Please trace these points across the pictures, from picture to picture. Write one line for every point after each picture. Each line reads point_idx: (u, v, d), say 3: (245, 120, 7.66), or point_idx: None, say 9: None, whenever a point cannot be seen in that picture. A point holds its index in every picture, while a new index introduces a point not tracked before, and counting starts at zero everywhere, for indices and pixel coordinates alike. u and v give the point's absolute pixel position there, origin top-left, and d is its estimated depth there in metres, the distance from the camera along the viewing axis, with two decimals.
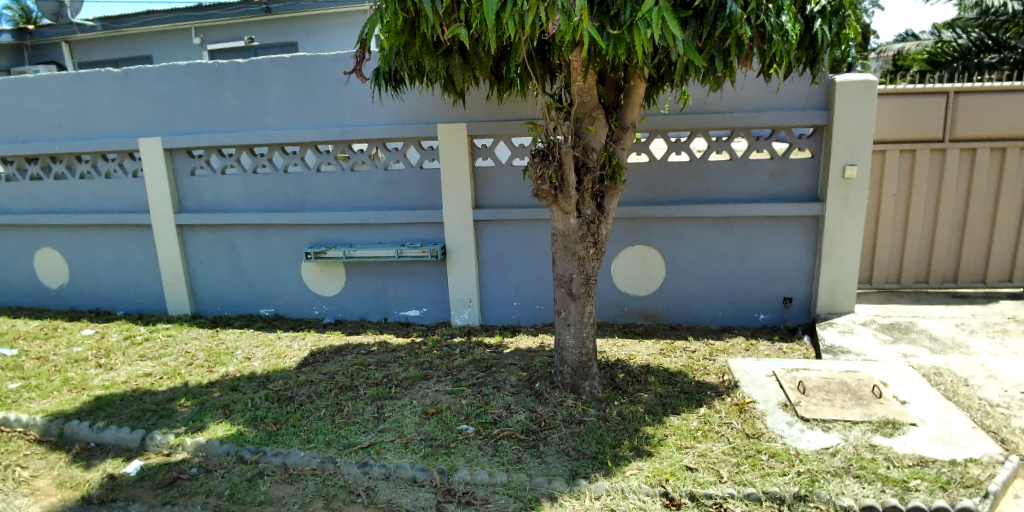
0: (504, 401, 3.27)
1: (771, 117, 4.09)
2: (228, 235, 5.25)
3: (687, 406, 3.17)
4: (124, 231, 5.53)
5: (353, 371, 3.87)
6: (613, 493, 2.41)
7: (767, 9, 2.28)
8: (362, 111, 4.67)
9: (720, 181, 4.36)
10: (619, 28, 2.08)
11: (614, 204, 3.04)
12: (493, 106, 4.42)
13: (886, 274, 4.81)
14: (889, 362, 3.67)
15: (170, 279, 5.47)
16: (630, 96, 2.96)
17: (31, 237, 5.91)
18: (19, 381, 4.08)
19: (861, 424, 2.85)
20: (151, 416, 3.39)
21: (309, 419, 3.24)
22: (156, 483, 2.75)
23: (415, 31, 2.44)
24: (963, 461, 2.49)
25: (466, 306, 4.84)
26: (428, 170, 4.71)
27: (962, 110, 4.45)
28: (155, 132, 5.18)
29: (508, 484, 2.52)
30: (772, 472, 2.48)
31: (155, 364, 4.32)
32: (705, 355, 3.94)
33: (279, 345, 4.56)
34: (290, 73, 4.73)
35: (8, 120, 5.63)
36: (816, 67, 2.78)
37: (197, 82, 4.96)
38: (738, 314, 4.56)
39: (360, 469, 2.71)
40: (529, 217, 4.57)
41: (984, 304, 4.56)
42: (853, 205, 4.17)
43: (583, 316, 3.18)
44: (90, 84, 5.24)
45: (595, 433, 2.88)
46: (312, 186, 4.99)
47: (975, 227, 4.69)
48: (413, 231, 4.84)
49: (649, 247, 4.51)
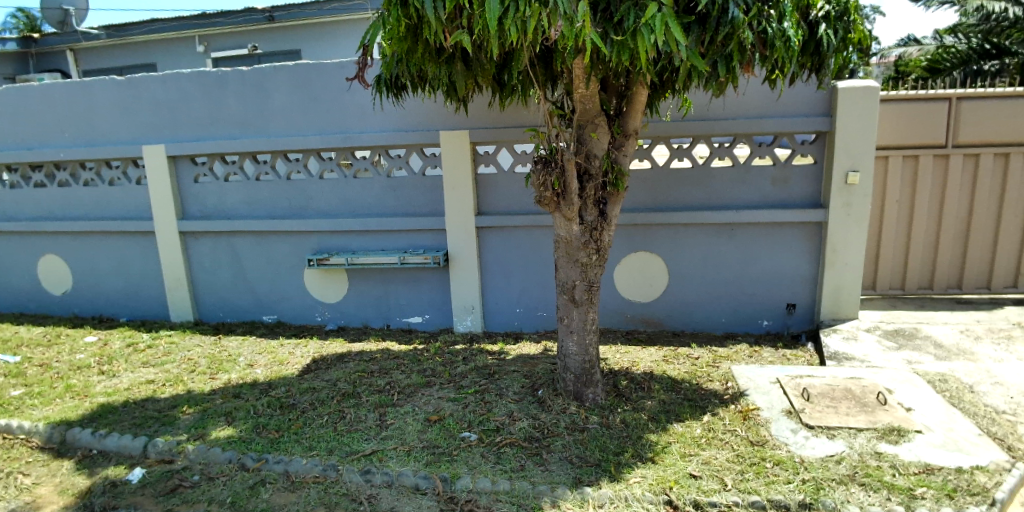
0: (506, 409, 3.26)
1: (773, 123, 4.10)
2: (230, 242, 5.26)
3: (690, 413, 3.16)
4: (127, 236, 5.54)
5: (355, 378, 3.87)
6: (617, 501, 2.40)
7: (769, 16, 2.29)
8: (365, 118, 4.69)
9: (723, 188, 4.36)
10: (622, 35, 2.08)
11: (617, 211, 3.02)
12: (495, 113, 4.44)
13: (889, 280, 4.80)
14: (894, 368, 3.65)
15: (173, 285, 5.47)
16: (633, 103, 2.94)
17: (34, 243, 5.93)
18: (21, 388, 4.08)
19: (866, 432, 2.83)
20: (153, 423, 3.38)
21: (311, 426, 3.23)
22: (159, 491, 2.75)
23: (418, 38, 2.44)
24: (970, 469, 2.47)
25: (469, 313, 4.83)
26: (430, 178, 4.72)
27: (964, 116, 4.45)
28: (159, 139, 5.20)
29: (512, 492, 2.51)
30: (777, 480, 2.47)
31: (158, 371, 4.31)
32: (709, 362, 3.93)
33: (282, 352, 4.56)
34: (293, 80, 4.75)
35: (13, 127, 5.66)
36: (820, 73, 2.79)
37: (200, 88, 4.99)
38: (742, 321, 4.55)
39: (362, 477, 2.70)
40: (532, 223, 4.57)
41: (988, 310, 4.53)
42: (855, 212, 4.17)
43: (586, 324, 3.17)
44: (95, 90, 5.26)
45: (598, 441, 2.86)
46: (314, 193, 5.00)
47: (979, 232, 4.68)
48: (415, 238, 4.84)
49: (652, 254, 4.51)
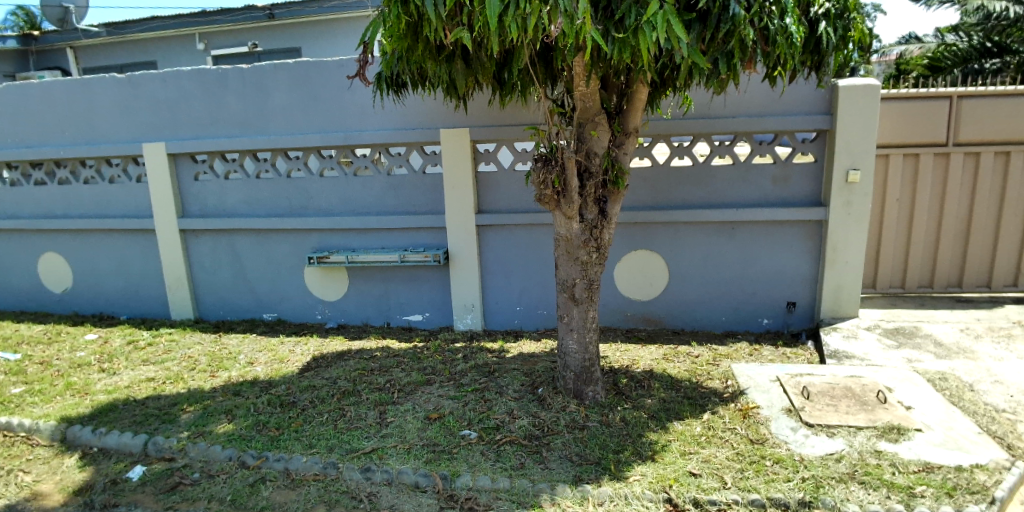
0: (506, 407, 3.26)
1: (773, 122, 4.10)
2: (231, 240, 5.26)
3: (690, 411, 3.16)
4: (127, 235, 5.54)
5: (356, 376, 3.87)
6: (616, 498, 2.41)
7: (771, 12, 2.28)
8: (365, 116, 4.69)
9: (723, 187, 4.36)
10: (624, 32, 2.08)
11: (617, 209, 3.02)
12: (496, 112, 4.44)
13: (890, 278, 4.80)
14: (894, 367, 3.65)
15: (173, 283, 5.48)
16: (633, 101, 2.94)
17: (34, 242, 5.93)
18: (22, 386, 4.09)
19: (866, 430, 2.83)
20: (154, 421, 3.39)
21: (311, 424, 3.23)
22: (159, 488, 2.75)
23: (418, 35, 2.44)
24: (969, 467, 2.47)
25: (469, 311, 4.83)
26: (431, 176, 4.72)
27: (965, 115, 4.45)
28: (159, 137, 5.20)
29: (512, 490, 2.51)
30: (776, 478, 2.47)
31: (158, 369, 4.32)
32: (708, 360, 3.93)
33: (283, 350, 4.57)
34: (294, 78, 4.75)
35: (13, 125, 5.66)
36: (821, 71, 2.79)
37: (201, 87, 4.98)
38: (742, 320, 4.55)
39: (362, 475, 2.70)
40: (532, 222, 4.57)
41: (989, 309, 4.53)
42: (856, 210, 4.16)
43: (586, 322, 3.17)
44: (95, 88, 5.26)
45: (598, 439, 2.86)
46: (314, 191, 5.00)
47: (979, 230, 4.68)
48: (415, 236, 4.84)
49: (652, 252, 4.50)
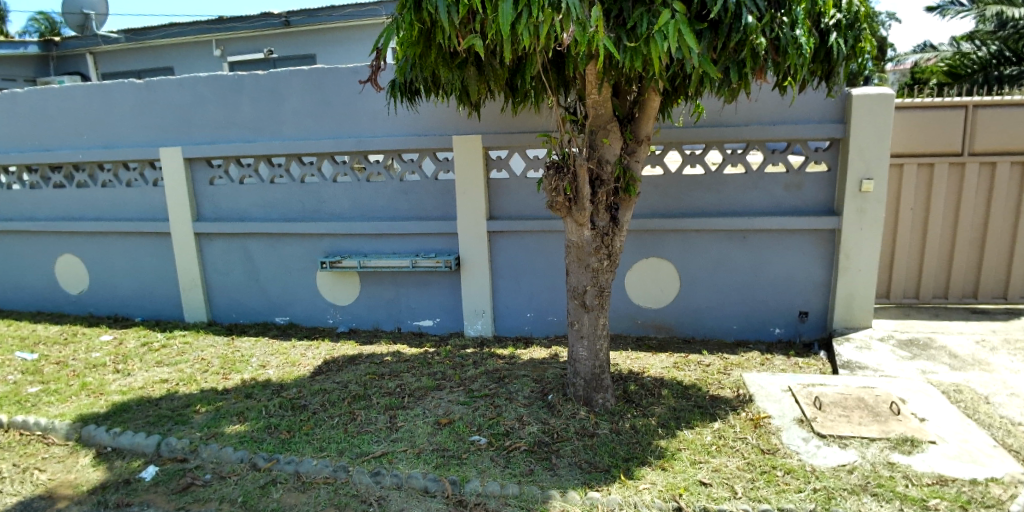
0: (515, 413, 3.26)
1: (785, 129, 4.09)
2: (245, 244, 5.33)
3: (700, 420, 3.14)
4: (142, 237, 5.62)
5: (366, 380, 3.90)
6: (625, 506, 2.40)
7: (782, 23, 2.30)
8: (377, 121, 4.73)
9: (735, 194, 4.34)
10: (636, 41, 2.08)
11: (628, 216, 3.03)
12: (507, 118, 4.46)
13: (903, 288, 4.77)
14: (907, 378, 3.61)
15: (187, 286, 5.55)
16: (645, 109, 2.95)
17: (52, 244, 6.03)
18: (39, 385, 4.16)
19: (879, 441, 2.80)
20: (167, 422, 3.44)
21: (322, 427, 3.26)
22: (171, 488, 2.78)
23: (430, 42, 2.49)
24: (984, 480, 2.44)
25: (479, 317, 4.85)
26: (443, 182, 4.74)
27: (982, 124, 4.41)
28: (177, 141, 5.28)
29: (520, 497, 2.51)
30: (787, 489, 2.46)
31: (172, 370, 4.37)
32: (719, 369, 3.91)
33: (294, 353, 4.61)
34: (307, 82, 4.81)
35: (33, 128, 5.76)
36: (832, 80, 2.78)
37: (217, 92, 5.06)
38: (753, 328, 4.52)
39: (372, 478, 2.71)
40: (543, 228, 4.58)
41: (1005, 320, 4.47)
42: (869, 219, 4.13)
43: (596, 329, 3.18)
44: (115, 93, 5.35)
45: (607, 446, 2.87)
46: (327, 196, 5.05)
47: (995, 240, 4.62)
48: (427, 241, 4.87)
49: (663, 260, 4.50)
